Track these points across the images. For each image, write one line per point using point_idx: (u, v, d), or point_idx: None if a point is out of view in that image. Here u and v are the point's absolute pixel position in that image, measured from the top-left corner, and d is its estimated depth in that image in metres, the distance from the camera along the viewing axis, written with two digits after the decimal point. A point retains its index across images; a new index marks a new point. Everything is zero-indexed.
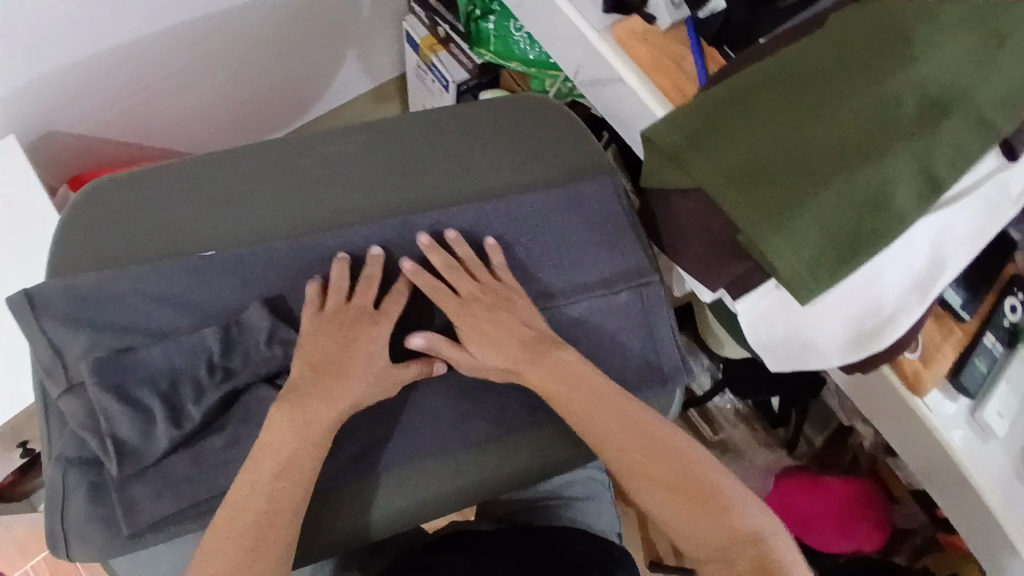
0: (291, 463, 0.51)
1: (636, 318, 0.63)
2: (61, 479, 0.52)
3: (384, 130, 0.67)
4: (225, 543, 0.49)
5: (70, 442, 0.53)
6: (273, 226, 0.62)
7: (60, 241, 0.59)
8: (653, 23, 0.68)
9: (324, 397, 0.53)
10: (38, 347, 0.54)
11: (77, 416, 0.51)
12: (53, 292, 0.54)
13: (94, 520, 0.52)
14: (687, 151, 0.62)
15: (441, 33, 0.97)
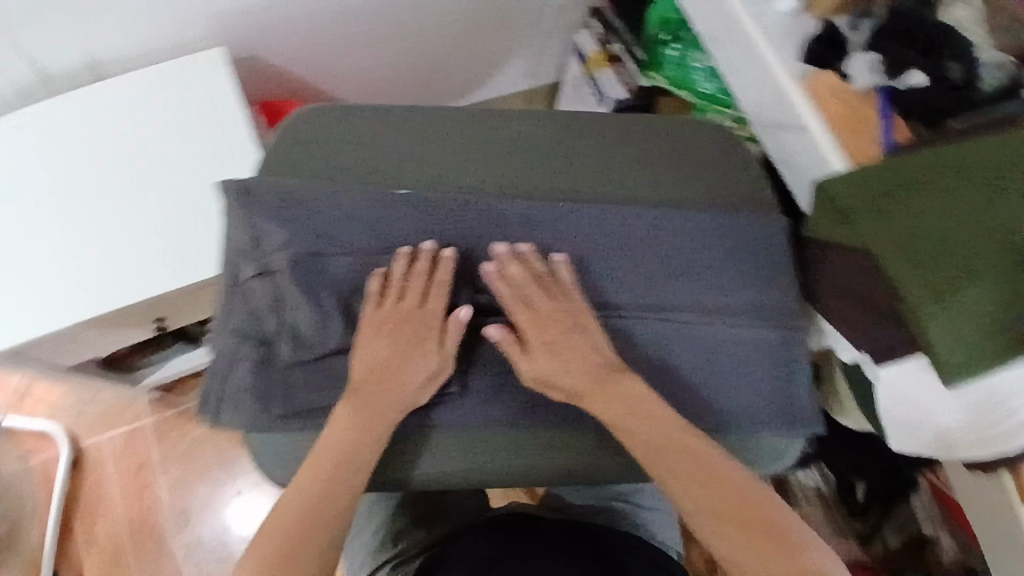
0: (375, 413, 0.60)
1: (775, 357, 0.65)
2: (232, 347, 0.63)
3: (569, 124, 0.71)
4: (298, 496, 0.57)
5: (248, 318, 0.63)
6: (455, 183, 0.67)
7: (278, 148, 0.68)
8: (846, 80, 0.70)
9: (392, 389, 0.61)
10: (242, 232, 0.64)
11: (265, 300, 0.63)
12: (261, 188, 0.64)
13: (250, 390, 0.62)
14: (861, 212, 0.63)
15: (613, 50, 0.99)
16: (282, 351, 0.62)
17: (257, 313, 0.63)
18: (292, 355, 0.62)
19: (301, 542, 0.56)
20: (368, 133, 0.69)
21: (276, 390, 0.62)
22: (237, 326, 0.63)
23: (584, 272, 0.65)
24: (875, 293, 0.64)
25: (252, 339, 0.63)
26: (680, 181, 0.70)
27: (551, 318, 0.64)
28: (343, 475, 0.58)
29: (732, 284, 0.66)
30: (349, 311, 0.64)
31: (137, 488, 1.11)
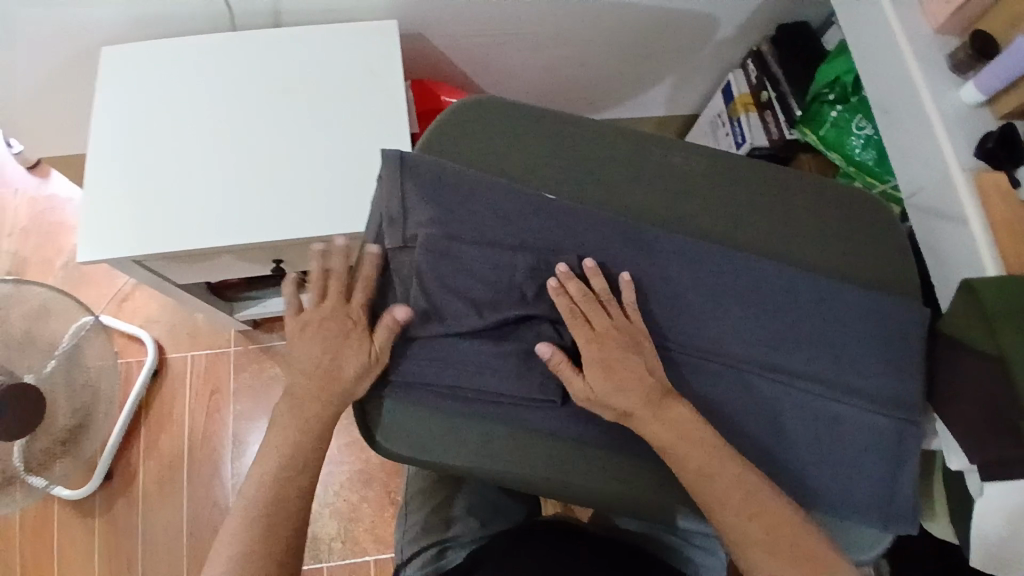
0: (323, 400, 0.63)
1: (886, 448, 0.63)
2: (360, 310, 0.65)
3: (729, 164, 0.71)
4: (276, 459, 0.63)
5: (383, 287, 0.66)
6: (606, 199, 0.69)
7: (442, 127, 0.71)
8: (1015, 187, 0.66)
9: (313, 380, 0.63)
10: (394, 202, 0.65)
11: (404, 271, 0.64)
12: (422, 165, 0.65)
13: None
14: (1007, 324, 0.61)
15: (761, 97, 0.98)
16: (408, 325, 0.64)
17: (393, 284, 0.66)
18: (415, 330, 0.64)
19: (279, 498, 0.62)
20: (528, 133, 0.71)
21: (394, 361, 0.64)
22: (369, 291, 0.65)
23: (710, 315, 0.65)
24: (1002, 409, 0.61)
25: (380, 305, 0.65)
26: (826, 248, 0.69)
27: (611, 335, 0.62)
28: (303, 446, 0.63)
29: (858, 362, 0.65)
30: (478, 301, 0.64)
31: (207, 409, 1.17)
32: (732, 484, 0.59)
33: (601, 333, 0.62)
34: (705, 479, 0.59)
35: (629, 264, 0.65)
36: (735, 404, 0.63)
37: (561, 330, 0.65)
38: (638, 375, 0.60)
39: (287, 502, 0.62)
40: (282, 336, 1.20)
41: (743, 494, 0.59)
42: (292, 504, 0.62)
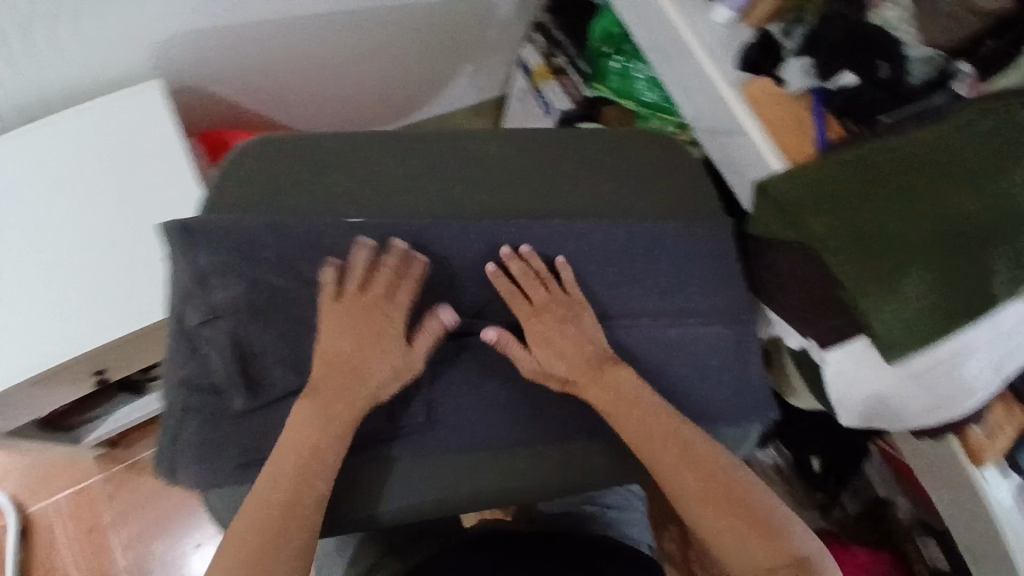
0: (327, 419, 0.59)
1: (732, 355, 0.67)
2: (181, 402, 0.60)
3: (521, 139, 0.74)
4: (274, 493, 0.57)
5: (196, 369, 0.60)
6: (415, 205, 0.68)
7: (221, 184, 0.67)
8: (782, 86, 0.73)
9: (351, 388, 0.61)
10: (187, 271, 0.61)
11: (218, 345, 0.60)
12: (208, 225, 0.61)
13: (209, 445, 0.59)
14: (804, 209, 0.68)
15: (555, 65, 1.01)
16: (236, 400, 0.60)
17: (207, 362, 0.61)
18: (247, 402, 0.60)
19: (273, 539, 0.55)
20: (320, 163, 0.69)
21: (235, 442, 0.60)
22: (185, 378, 0.60)
23: (543, 286, 0.66)
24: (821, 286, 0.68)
25: (205, 391, 0.60)
26: (633, 190, 0.72)
27: (550, 308, 0.65)
28: (308, 482, 0.57)
29: (695, 287, 0.68)
30: (301, 355, 0.63)
31: (91, 550, 1.06)
32: (667, 447, 0.61)
33: (532, 309, 0.65)
34: (649, 444, 0.61)
35: (460, 262, 0.66)
36: (597, 361, 0.65)
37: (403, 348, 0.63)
38: (578, 344, 0.64)
39: (286, 543, 0.56)
40: (149, 445, 1.10)
41: (689, 448, 0.61)
42: (292, 541, 0.56)
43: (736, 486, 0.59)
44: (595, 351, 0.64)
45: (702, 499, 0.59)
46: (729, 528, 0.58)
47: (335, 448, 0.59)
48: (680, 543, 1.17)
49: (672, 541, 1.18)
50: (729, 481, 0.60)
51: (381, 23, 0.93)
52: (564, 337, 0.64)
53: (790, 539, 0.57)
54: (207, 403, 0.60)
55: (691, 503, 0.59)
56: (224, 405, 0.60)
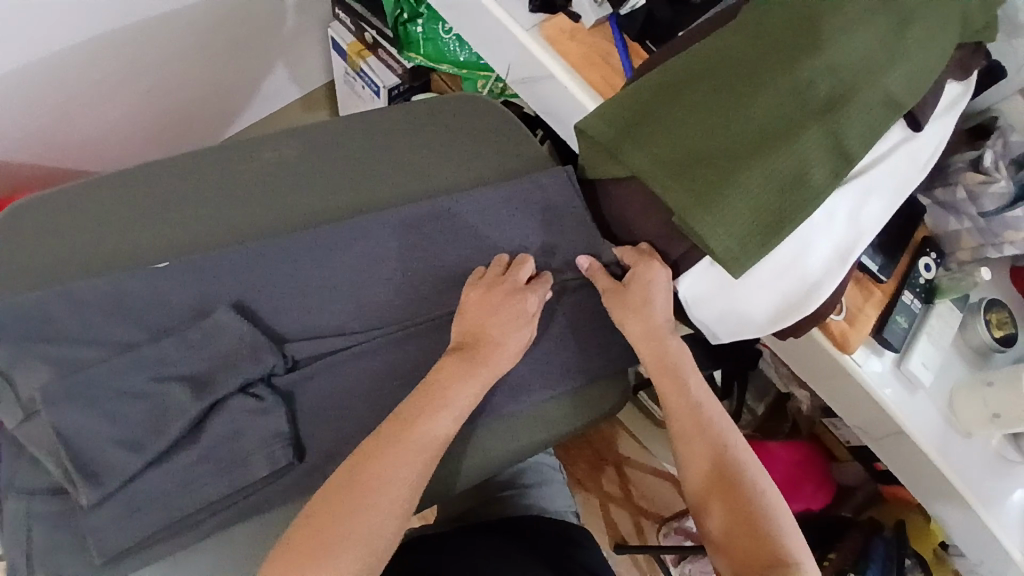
0: (467, 380, 0.58)
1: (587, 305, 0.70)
2: (21, 514, 0.53)
3: (320, 134, 0.70)
4: (369, 458, 0.53)
5: (26, 476, 0.53)
6: (219, 232, 0.64)
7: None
8: (579, 21, 0.71)
9: (478, 363, 0.59)
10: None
11: (42, 443, 0.52)
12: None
13: (65, 547, 0.53)
14: (623, 145, 0.66)
15: (367, 39, 0.96)
16: (80, 497, 0.52)
17: (35, 464, 0.53)
18: (91, 496, 0.52)
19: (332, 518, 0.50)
20: (97, 216, 0.62)
21: (90, 543, 0.52)
22: (17, 489, 0.53)
23: (372, 283, 0.64)
24: (657, 216, 0.68)
25: (44, 494, 0.53)
26: (456, 169, 0.71)
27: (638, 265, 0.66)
28: (423, 451, 0.54)
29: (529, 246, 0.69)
30: (134, 431, 0.54)
31: None
32: (692, 424, 0.63)
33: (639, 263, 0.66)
34: (683, 419, 0.63)
35: (278, 285, 0.61)
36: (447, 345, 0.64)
37: (259, 391, 0.57)
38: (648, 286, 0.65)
39: (361, 515, 0.51)
40: None
41: (713, 426, 0.62)
42: (366, 516, 0.51)
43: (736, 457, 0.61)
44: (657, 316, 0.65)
45: (710, 484, 0.61)
46: (722, 498, 0.60)
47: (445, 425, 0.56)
48: (621, 483, 1.21)
49: (612, 481, 1.21)
50: (726, 451, 0.61)
51: (164, 31, 0.85)
52: (640, 280, 0.65)
53: (782, 542, 0.56)
54: (53, 508, 0.53)
55: (694, 470, 0.62)
56: (71, 506, 0.53)
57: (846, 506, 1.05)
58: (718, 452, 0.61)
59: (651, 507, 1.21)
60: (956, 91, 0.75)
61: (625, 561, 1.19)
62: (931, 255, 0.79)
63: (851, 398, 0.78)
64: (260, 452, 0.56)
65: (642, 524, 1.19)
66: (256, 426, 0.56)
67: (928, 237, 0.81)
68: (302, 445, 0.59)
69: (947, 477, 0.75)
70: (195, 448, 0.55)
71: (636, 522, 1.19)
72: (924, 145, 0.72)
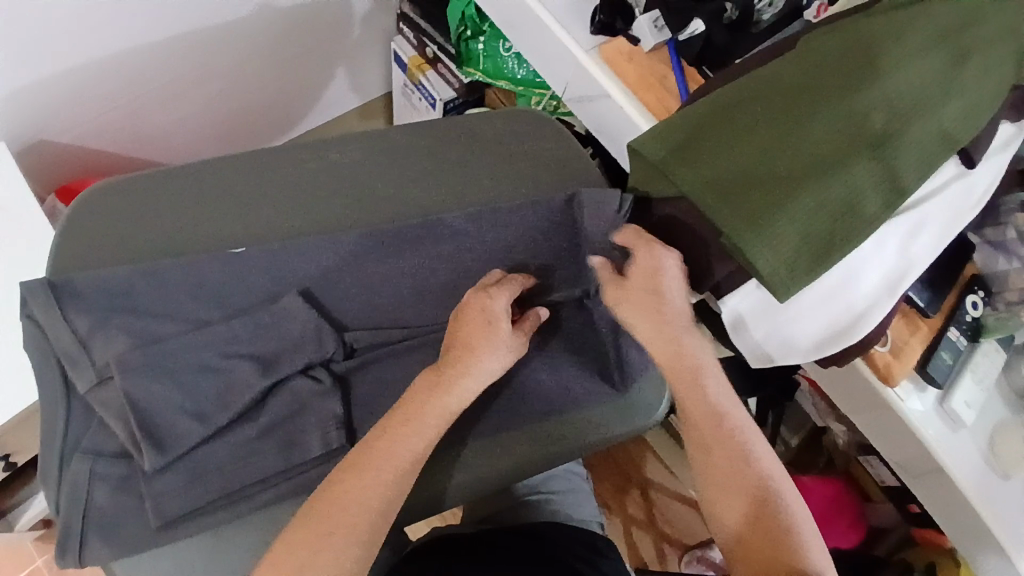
0: (430, 400, 0.58)
1: None
2: (85, 472, 0.56)
3: (383, 139, 0.73)
4: (358, 466, 0.55)
5: (94, 436, 0.57)
6: (285, 225, 0.68)
7: (77, 238, 0.65)
8: (637, 44, 0.74)
9: (454, 377, 0.58)
10: (66, 337, 0.58)
11: (111, 407, 0.56)
12: (80, 285, 0.59)
13: (121, 508, 0.57)
14: (675, 164, 0.68)
15: (428, 54, 1.00)
16: (144, 462, 0.56)
17: (105, 427, 0.58)
18: (155, 463, 0.56)
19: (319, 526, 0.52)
20: (173, 202, 0.67)
21: (148, 505, 0.56)
22: (86, 448, 0.57)
23: (422, 280, 0.67)
24: (704, 235, 0.69)
25: (107, 457, 0.57)
26: (516, 179, 0.74)
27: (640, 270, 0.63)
28: (384, 466, 0.55)
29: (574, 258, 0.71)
30: (201, 403, 0.59)
31: None
32: (722, 449, 0.60)
33: (642, 267, 0.63)
34: (711, 441, 0.60)
35: (333, 277, 0.64)
36: None
37: (317, 372, 0.62)
38: (649, 295, 0.63)
39: (342, 526, 0.52)
40: None
41: (744, 455, 0.59)
42: (359, 511, 0.53)
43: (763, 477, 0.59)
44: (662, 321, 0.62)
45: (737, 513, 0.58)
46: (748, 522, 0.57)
47: (423, 437, 0.57)
48: (645, 506, 1.20)
49: (637, 504, 1.20)
50: (757, 482, 0.58)
51: (239, 37, 0.91)
52: (636, 289, 0.63)
53: None
54: (116, 469, 0.57)
55: (718, 491, 0.59)
56: (134, 469, 0.58)
57: (879, 546, 1.03)
58: (744, 482, 0.58)
59: (675, 533, 1.19)
60: (1010, 131, 0.76)
61: None
62: (979, 293, 0.79)
63: (891, 431, 0.77)
64: (314, 431, 0.59)
65: (664, 549, 1.18)
66: (314, 408, 0.60)
67: (975, 276, 0.79)
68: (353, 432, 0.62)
69: (988, 522, 0.73)
70: (254, 424, 0.60)
71: (659, 548, 1.18)
72: (977, 180, 0.72)
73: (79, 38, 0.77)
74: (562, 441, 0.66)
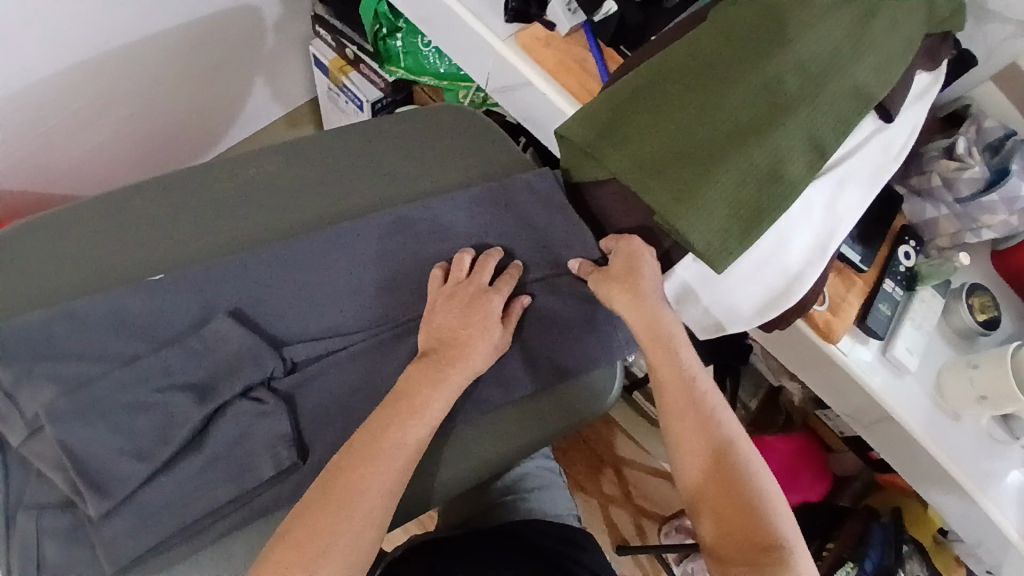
0: (429, 385, 0.57)
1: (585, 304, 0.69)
2: (31, 527, 0.52)
3: (303, 148, 0.71)
4: (353, 460, 0.53)
5: (34, 490, 0.53)
6: (208, 249, 0.64)
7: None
8: (553, 28, 0.72)
9: (453, 373, 0.59)
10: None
11: (47, 459, 0.53)
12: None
13: (75, 561, 0.52)
14: (602, 145, 0.67)
15: (348, 55, 0.97)
16: (89, 509, 0.51)
17: (45, 478, 0.54)
18: (100, 507, 0.51)
19: (315, 525, 0.50)
20: (84, 238, 0.63)
21: (99, 552, 0.52)
22: (29, 504, 0.53)
23: (360, 289, 0.64)
24: (641, 215, 0.69)
25: (53, 507, 0.53)
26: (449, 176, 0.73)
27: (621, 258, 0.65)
28: (382, 464, 0.53)
29: (515, 247, 0.69)
30: (140, 437, 0.54)
31: None
32: (685, 404, 0.60)
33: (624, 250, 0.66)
34: (676, 398, 0.61)
35: (268, 296, 0.61)
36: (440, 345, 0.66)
37: (260, 394, 0.57)
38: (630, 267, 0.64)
39: (342, 521, 0.51)
40: None
41: (708, 408, 0.60)
42: (360, 512, 0.52)
43: (730, 440, 0.59)
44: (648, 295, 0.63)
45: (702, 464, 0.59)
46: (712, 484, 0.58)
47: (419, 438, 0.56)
48: (619, 483, 1.21)
49: (612, 483, 1.21)
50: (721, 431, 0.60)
51: (150, 54, 0.87)
52: (622, 264, 0.65)
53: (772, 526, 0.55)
54: (61, 522, 0.53)
55: (686, 456, 0.60)
56: (80, 518, 0.53)
57: (844, 495, 1.07)
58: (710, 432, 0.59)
59: (652, 507, 1.21)
60: (926, 81, 0.77)
61: (628, 562, 1.19)
62: (910, 244, 0.81)
63: (839, 385, 0.79)
64: (263, 453, 0.56)
65: (643, 524, 1.20)
66: (259, 430, 0.56)
67: (906, 226, 0.83)
68: (305, 446, 0.58)
69: (939, 461, 0.76)
70: (202, 452, 0.55)
71: (637, 524, 1.20)
72: (896, 133, 0.73)
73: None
74: (522, 435, 0.65)
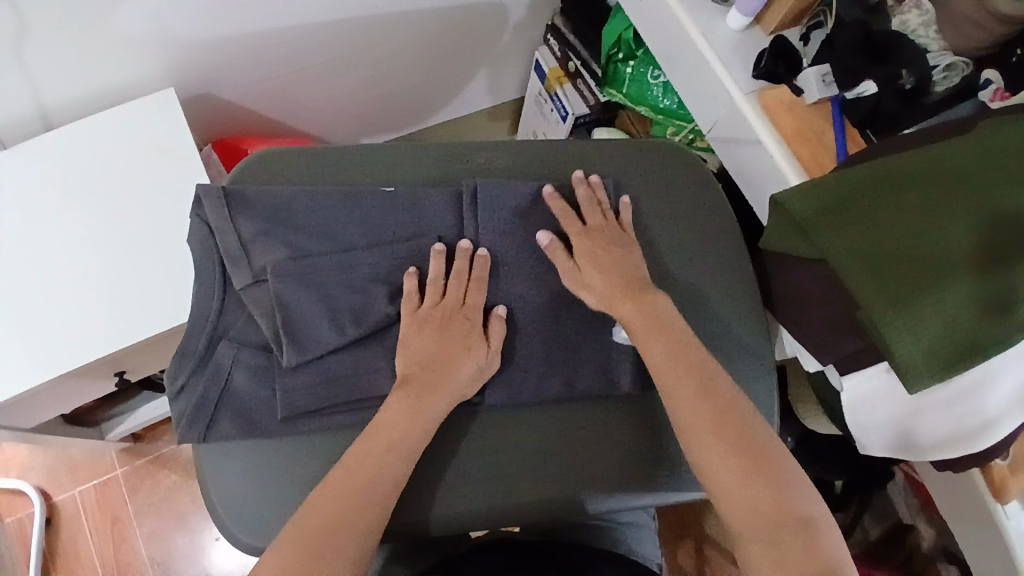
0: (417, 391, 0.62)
1: (735, 377, 0.71)
2: (229, 356, 0.66)
3: (529, 146, 0.76)
4: (336, 483, 0.58)
5: (244, 328, 0.67)
6: (429, 213, 0.70)
7: (256, 176, 0.73)
8: (799, 94, 0.72)
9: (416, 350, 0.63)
10: (232, 239, 0.67)
11: (262, 306, 0.66)
12: (248, 195, 0.68)
13: (253, 395, 0.66)
14: (820, 225, 0.63)
15: (570, 68, 1.05)
16: (284, 357, 0.64)
17: (252, 320, 0.67)
18: (291, 358, 0.64)
19: (335, 525, 0.56)
20: (331, 172, 0.73)
21: (278, 395, 0.65)
22: (232, 336, 0.67)
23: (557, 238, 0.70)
24: (838, 304, 0.65)
25: (253, 347, 0.67)
26: (648, 176, 0.76)
27: (600, 231, 0.69)
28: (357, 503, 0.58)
29: (687, 296, 0.73)
30: (338, 310, 0.65)
31: (114, 539, 1.16)
32: (669, 351, 0.63)
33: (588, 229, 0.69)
34: (667, 360, 0.62)
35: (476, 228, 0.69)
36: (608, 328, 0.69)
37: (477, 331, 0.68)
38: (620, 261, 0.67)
39: (338, 542, 0.55)
40: (171, 441, 1.20)
41: (705, 371, 0.62)
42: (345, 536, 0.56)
43: (739, 416, 0.59)
44: (628, 275, 0.67)
45: (698, 419, 0.59)
46: (722, 466, 0.57)
47: (402, 450, 0.61)
48: (696, 560, 1.17)
49: (688, 557, 1.18)
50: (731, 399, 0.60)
51: (389, 27, 0.95)
52: (608, 253, 0.68)
53: (793, 500, 0.55)
54: (255, 361, 0.66)
55: (685, 413, 0.60)
56: (271, 361, 0.66)
57: None
58: (709, 392, 0.60)
59: None
60: None
61: None
62: None
63: (990, 549, 0.71)
64: None
65: None
66: None
67: None
68: None
69: None
70: (381, 342, 0.67)
71: None
72: None
73: (251, 9, 0.82)
74: (650, 481, 0.68)
